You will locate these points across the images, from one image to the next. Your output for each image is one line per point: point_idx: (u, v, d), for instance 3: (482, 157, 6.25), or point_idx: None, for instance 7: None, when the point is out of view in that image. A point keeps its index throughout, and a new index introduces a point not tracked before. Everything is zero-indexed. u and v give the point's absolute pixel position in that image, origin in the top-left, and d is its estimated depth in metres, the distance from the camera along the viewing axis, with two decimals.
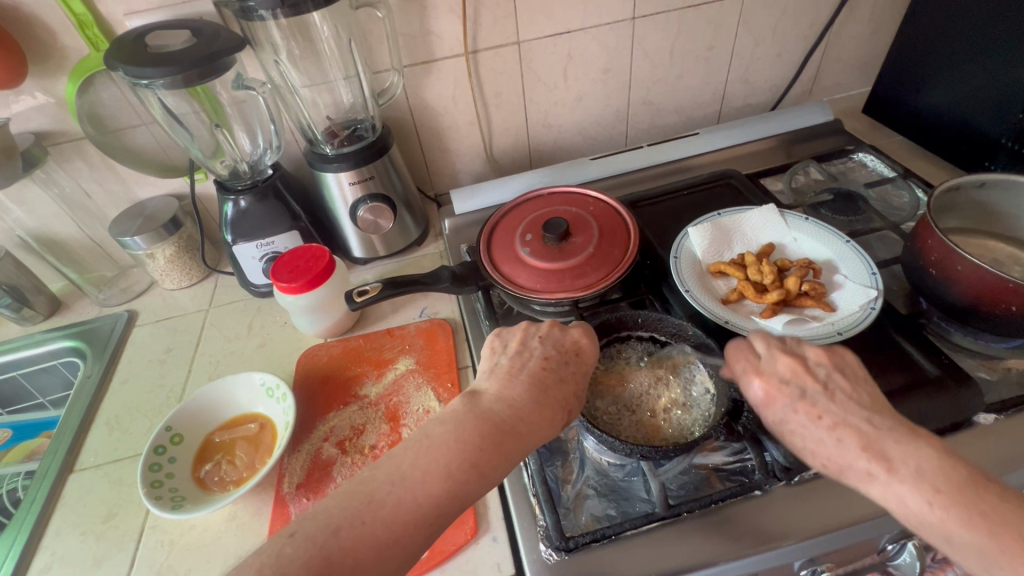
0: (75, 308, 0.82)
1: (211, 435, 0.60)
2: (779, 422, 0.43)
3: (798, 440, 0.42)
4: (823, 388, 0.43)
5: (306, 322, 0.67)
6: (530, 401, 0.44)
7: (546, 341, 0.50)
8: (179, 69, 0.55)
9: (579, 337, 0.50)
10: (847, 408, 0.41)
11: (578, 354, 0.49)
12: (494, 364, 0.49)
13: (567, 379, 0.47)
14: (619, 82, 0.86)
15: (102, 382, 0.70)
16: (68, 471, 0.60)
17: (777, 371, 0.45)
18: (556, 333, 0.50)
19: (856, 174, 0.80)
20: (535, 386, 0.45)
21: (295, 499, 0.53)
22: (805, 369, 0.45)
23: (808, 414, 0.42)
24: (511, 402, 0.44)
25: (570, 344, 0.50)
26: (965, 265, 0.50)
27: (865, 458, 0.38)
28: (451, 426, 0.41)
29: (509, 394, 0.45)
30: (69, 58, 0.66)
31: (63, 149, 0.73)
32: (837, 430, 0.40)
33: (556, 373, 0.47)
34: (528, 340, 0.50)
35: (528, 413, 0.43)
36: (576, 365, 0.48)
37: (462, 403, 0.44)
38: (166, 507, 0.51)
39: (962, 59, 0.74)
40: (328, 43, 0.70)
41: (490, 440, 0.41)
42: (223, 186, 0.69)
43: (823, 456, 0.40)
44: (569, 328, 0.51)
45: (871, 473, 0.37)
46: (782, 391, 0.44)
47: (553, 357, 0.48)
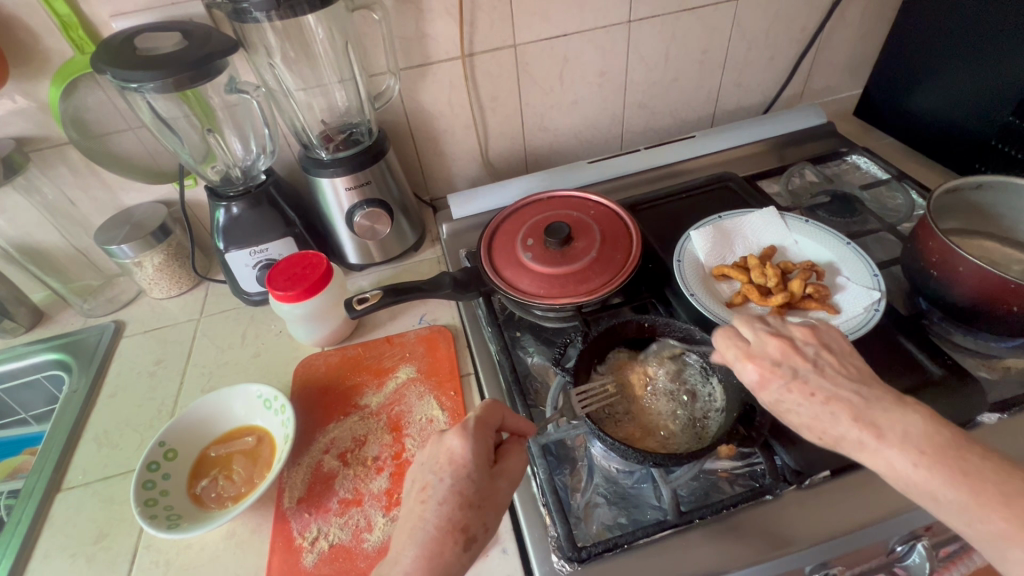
0: (58, 319, 0.79)
1: (206, 449, 0.58)
2: (775, 402, 0.41)
3: (794, 417, 0.40)
4: (813, 365, 0.40)
5: (304, 331, 0.66)
6: (421, 547, 0.40)
7: (425, 465, 0.44)
8: (171, 73, 0.53)
9: (450, 447, 0.43)
10: (838, 381, 0.39)
11: (455, 467, 0.43)
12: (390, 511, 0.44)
13: (452, 496, 0.42)
14: (615, 85, 0.86)
15: (89, 396, 0.67)
16: (55, 490, 0.58)
17: (767, 352, 0.41)
18: (430, 451, 0.44)
19: (850, 176, 0.80)
20: (412, 532, 0.41)
21: (295, 514, 0.52)
22: (795, 348, 0.41)
23: (801, 392, 0.39)
24: (399, 559, 0.40)
25: (444, 458, 0.43)
26: (967, 266, 0.51)
27: (857, 427, 0.36)
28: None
29: (401, 544, 0.40)
30: (52, 62, 0.64)
31: (45, 155, 0.70)
32: (830, 403, 0.38)
33: (437, 500, 0.42)
34: (413, 470, 0.45)
35: (426, 561, 0.39)
36: (458, 476, 0.42)
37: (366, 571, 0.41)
38: (162, 527, 0.49)
39: (952, 63, 0.76)
40: (322, 45, 0.69)
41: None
42: (215, 193, 0.67)
43: (819, 430, 0.39)
44: (443, 438, 0.45)
45: (863, 442, 0.36)
46: (776, 372, 0.40)
47: (430, 483, 0.43)
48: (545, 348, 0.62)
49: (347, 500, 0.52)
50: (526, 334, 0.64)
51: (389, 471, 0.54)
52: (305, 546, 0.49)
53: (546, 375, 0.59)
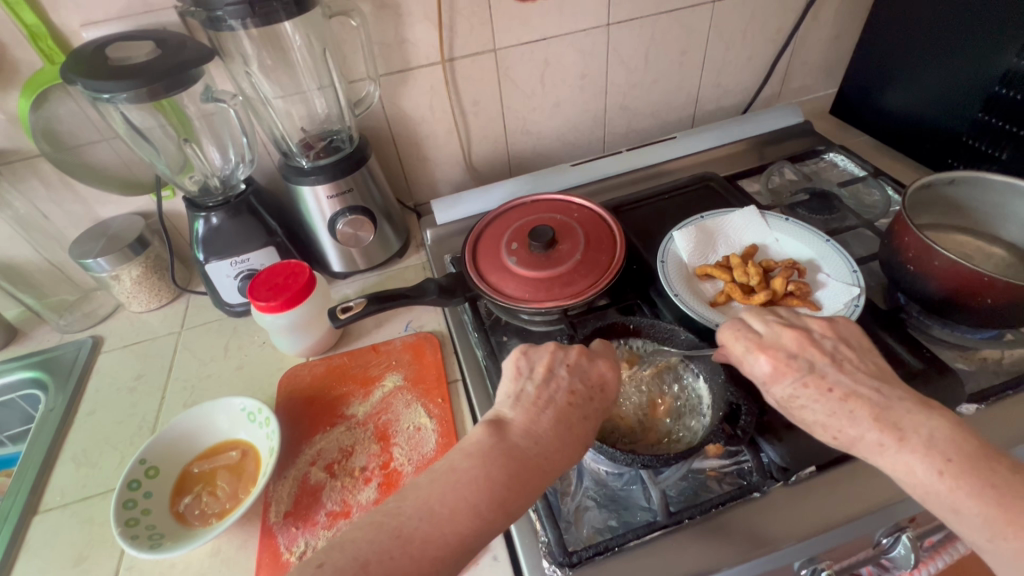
0: (32, 336, 0.77)
1: (189, 466, 0.57)
2: (788, 398, 0.43)
3: (809, 414, 0.42)
4: (831, 360, 0.43)
5: (288, 341, 0.65)
6: (554, 437, 0.41)
7: (574, 371, 0.45)
8: (145, 82, 0.53)
9: (605, 371, 0.46)
10: (856, 379, 0.41)
11: (603, 389, 0.45)
12: (519, 390, 0.45)
13: (591, 415, 0.43)
14: (596, 88, 0.86)
15: (67, 414, 0.66)
16: (31, 513, 0.56)
17: (784, 345, 0.45)
18: (584, 363, 0.46)
19: (828, 174, 0.82)
20: (559, 419, 0.42)
21: (282, 529, 0.51)
22: (812, 341, 0.45)
23: (818, 388, 0.41)
24: (537, 437, 0.41)
25: (596, 379, 0.45)
26: (942, 260, 0.52)
27: (878, 428, 0.37)
28: (481, 460, 0.39)
29: (535, 429, 0.41)
30: (20, 73, 0.63)
31: (16, 168, 0.69)
32: (848, 402, 0.40)
33: (582, 410, 0.43)
34: (556, 367, 0.46)
35: (552, 447, 0.40)
36: (601, 401, 0.45)
37: (487, 433, 0.41)
38: (144, 547, 0.48)
39: (923, 61, 0.77)
40: (300, 52, 0.68)
41: (518, 478, 0.38)
42: (193, 203, 0.66)
43: (835, 430, 0.40)
44: (596, 358, 0.47)
45: (882, 444, 0.37)
46: (792, 366, 0.43)
47: (580, 391, 0.44)
48: None
49: (335, 512, 0.51)
50: (513, 338, 0.63)
51: (376, 482, 0.53)
52: (293, 560, 0.48)
53: None
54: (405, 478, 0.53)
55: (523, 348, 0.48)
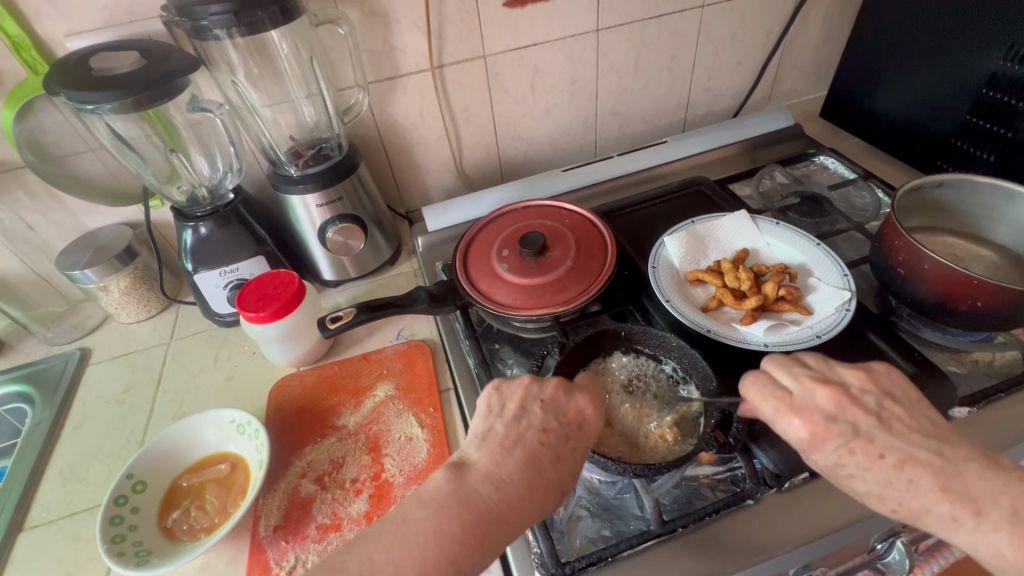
0: (20, 349, 0.76)
1: (177, 479, 0.56)
2: (833, 465, 0.39)
3: (859, 484, 0.39)
4: (877, 421, 0.39)
5: (278, 352, 0.64)
6: (519, 483, 0.39)
7: (549, 408, 0.43)
8: (129, 93, 0.52)
9: (584, 407, 0.44)
10: (910, 440, 0.38)
11: (580, 427, 0.43)
12: (487, 428, 0.43)
13: (566, 457, 0.41)
14: (587, 93, 0.86)
15: (54, 428, 0.65)
16: (17, 530, 0.55)
17: (820, 407, 0.40)
18: (560, 398, 0.44)
19: (819, 177, 0.82)
20: (526, 464, 0.40)
21: (272, 543, 0.50)
22: (851, 399, 0.40)
23: (867, 454, 0.38)
24: (501, 483, 0.39)
25: (573, 416, 0.43)
26: (931, 263, 0.52)
27: (947, 502, 0.35)
28: (432, 511, 0.37)
29: (498, 474, 0.40)
30: (4, 83, 0.62)
31: (1, 179, 0.68)
32: (905, 469, 0.37)
33: (553, 451, 0.41)
34: (529, 403, 0.44)
35: (516, 495, 0.39)
36: (578, 440, 0.43)
37: (446, 479, 0.39)
38: (130, 564, 0.47)
39: (911, 65, 0.78)
40: (288, 60, 0.68)
41: (472, 532, 0.37)
42: (181, 213, 0.66)
43: (893, 501, 0.37)
44: (575, 393, 0.45)
45: (956, 519, 0.35)
46: (833, 431, 0.39)
47: (553, 430, 0.42)
48: (524, 359, 0.61)
49: (325, 525, 0.51)
50: (505, 346, 0.63)
51: (368, 493, 0.53)
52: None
53: None
54: (396, 490, 0.53)
55: (496, 381, 0.46)
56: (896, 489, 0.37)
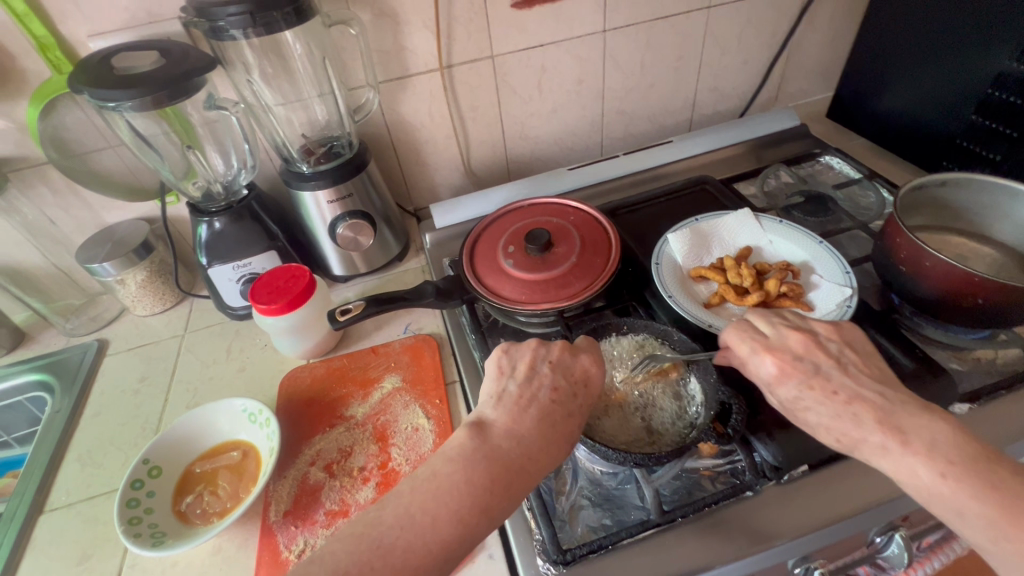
0: (40, 339, 0.78)
1: (191, 466, 0.58)
2: (793, 399, 0.43)
3: (813, 416, 0.42)
4: (836, 363, 0.43)
5: (288, 343, 0.66)
6: (538, 436, 0.41)
7: (557, 368, 0.46)
8: (149, 91, 0.54)
9: (589, 366, 0.46)
10: (861, 382, 0.41)
11: (586, 384, 0.45)
12: (501, 390, 0.45)
13: (576, 412, 0.44)
14: (593, 93, 0.87)
15: (72, 416, 0.67)
16: (38, 512, 0.57)
17: (789, 348, 0.44)
18: (566, 359, 0.47)
19: (824, 176, 0.82)
20: (542, 419, 0.42)
21: (282, 528, 0.52)
22: (817, 344, 0.44)
23: (824, 391, 0.41)
24: (520, 438, 0.41)
25: (579, 374, 0.46)
26: (933, 260, 0.52)
27: (881, 431, 0.37)
28: (462, 464, 0.39)
29: (519, 429, 0.41)
30: (30, 82, 0.64)
31: (25, 175, 0.70)
32: (852, 405, 0.40)
33: (565, 407, 0.44)
34: (538, 364, 0.46)
35: (535, 447, 0.41)
36: (585, 397, 0.45)
37: (468, 435, 0.41)
38: (146, 545, 0.49)
39: (916, 65, 0.78)
40: (301, 61, 0.69)
41: (499, 481, 0.38)
42: (196, 208, 0.68)
43: (838, 432, 0.40)
44: (581, 354, 0.47)
45: (886, 447, 0.37)
46: (797, 368, 0.43)
47: (563, 388, 0.44)
48: None
49: (334, 511, 0.52)
50: (510, 340, 0.64)
51: (375, 481, 0.54)
52: (292, 559, 0.49)
53: None
54: (402, 478, 0.54)
55: (506, 346, 0.49)
56: (844, 422, 0.40)
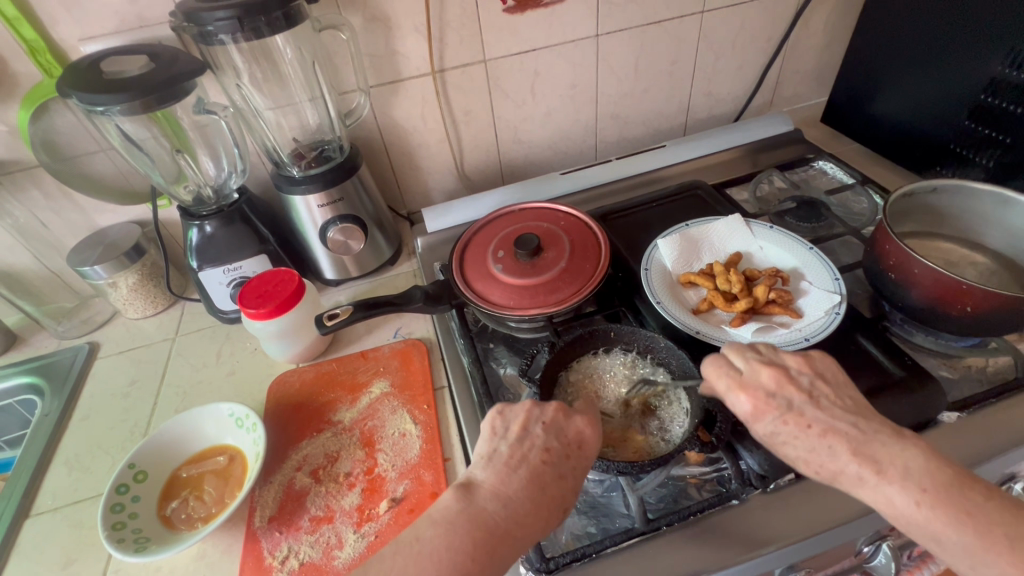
0: (32, 342, 0.78)
1: (178, 470, 0.57)
2: (771, 435, 0.42)
3: (791, 450, 0.41)
4: (809, 396, 0.42)
5: (277, 348, 0.66)
6: (525, 501, 0.40)
7: (550, 430, 0.45)
8: (137, 95, 0.54)
9: (583, 427, 0.45)
10: (833, 414, 0.41)
11: (580, 446, 0.44)
12: (492, 450, 0.44)
13: (567, 474, 0.43)
14: (586, 97, 0.87)
15: (62, 419, 0.67)
16: (24, 516, 0.57)
17: (762, 383, 0.43)
18: (560, 420, 0.45)
19: (817, 182, 0.82)
20: (531, 484, 0.41)
21: (266, 533, 0.51)
22: (789, 379, 0.43)
23: (798, 425, 0.41)
24: (507, 501, 0.40)
25: (573, 436, 0.45)
26: (921, 268, 0.52)
27: (856, 462, 0.38)
28: (443, 529, 0.38)
29: (505, 492, 0.41)
30: (20, 85, 0.64)
31: (16, 178, 0.70)
32: (827, 437, 0.39)
33: (557, 469, 0.42)
34: (531, 425, 0.45)
35: (524, 514, 0.40)
36: (578, 459, 0.44)
37: (454, 498, 0.40)
38: (129, 550, 0.49)
39: (910, 71, 0.78)
40: (292, 65, 0.69)
41: (482, 549, 0.38)
42: (187, 212, 0.68)
43: (816, 465, 0.40)
44: (574, 414, 0.46)
45: (863, 477, 0.37)
46: (771, 404, 0.42)
47: (555, 449, 0.43)
48: (517, 358, 0.62)
49: (318, 518, 0.52)
50: (499, 345, 0.64)
51: (360, 487, 0.54)
52: (275, 565, 0.49)
53: (517, 386, 0.59)
54: (388, 484, 0.54)
55: (501, 406, 0.48)
56: (820, 455, 0.39)
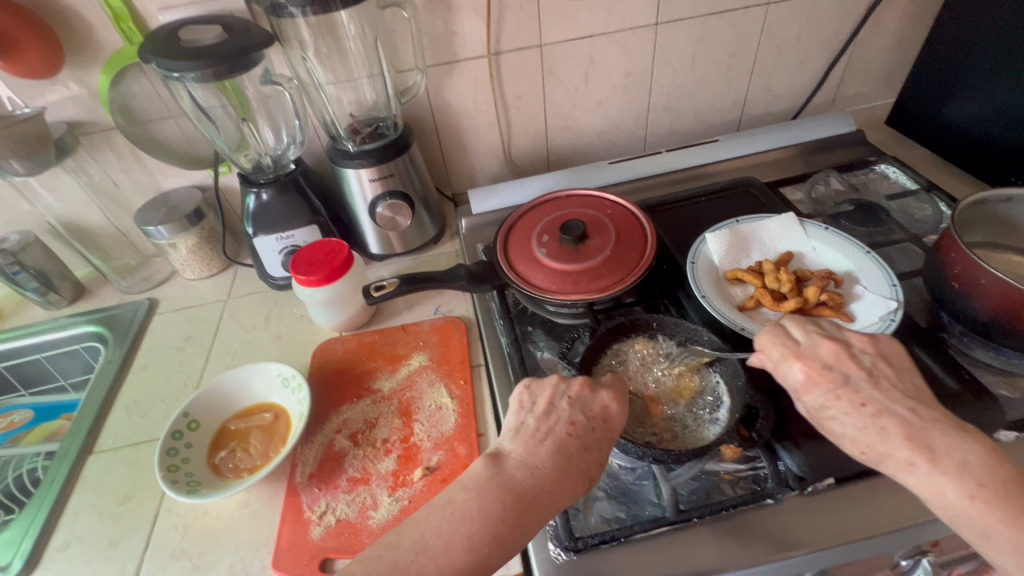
0: (97, 294, 0.83)
1: (227, 423, 0.61)
2: (819, 408, 0.42)
3: (838, 426, 0.41)
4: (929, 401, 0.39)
5: (323, 315, 0.68)
6: (552, 470, 0.41)
7: (575, 403, 0.45)
8: (211, 63, 0.56)
9: (609, 402, 0.45)
10: (892, 396, 0.40)
11: (605, 421, 0.44)
12: (520, 423, 0.44)
13: (592, 447, 0.43)
14: (640, 87, 0.86)
15: (122, 367, 0.71)
16: (88, 452, 0.62)
17: (820, 356, 0.43)
18: (585, 395, 0.45)
19: (877, 186, 0.79)
20: (557, 453, 0.42)
21: (306, 489, 0.54)
22: (849, 355, 0.43)
23: (851, 401, 0.40)
24: (535, 470, 0.41)
25: (598, 410, 0.45)
26: (989, 278, 0.50)
27: (909, 448, 0.37)
28: (475, 494, 0.39)
29: (532, 461, 0.41)
30: (103, 52, 0.68)
31: (93, 139, 0.75)
32: (881, 418, 0.39)
33: (581, 441, 0.43)
34: (557, 399, 0.45)
35: (549, 481, 0.40)
36: (603, 433, 0.44)
37: (484, 466, 0.41)
38: (182, 491, 0.52)
39: (988, 73, 0.74)
40: (353, 41, 0.71)
41: (513, 513, 0.38)
42: (247, 179, 0.71)
43: (864, 444, 0.39)
44: (601, 389, 0.46)
45: (913, 463, 0.37)
46: (826, 376, 0.42)
47: (580, 422, 0.44)
48: (554, 342, 0.62)
49: (355, 479, 0.54)
50: (538, 329, 0.64)
51: (396, 454, 0.56)
52: (314, 519, 0.51)
53: (554, 369, 0.59)
54: (423, 453, 0.56)
55: (526, 381, 0.48)
56: (870, 435, 0.39)
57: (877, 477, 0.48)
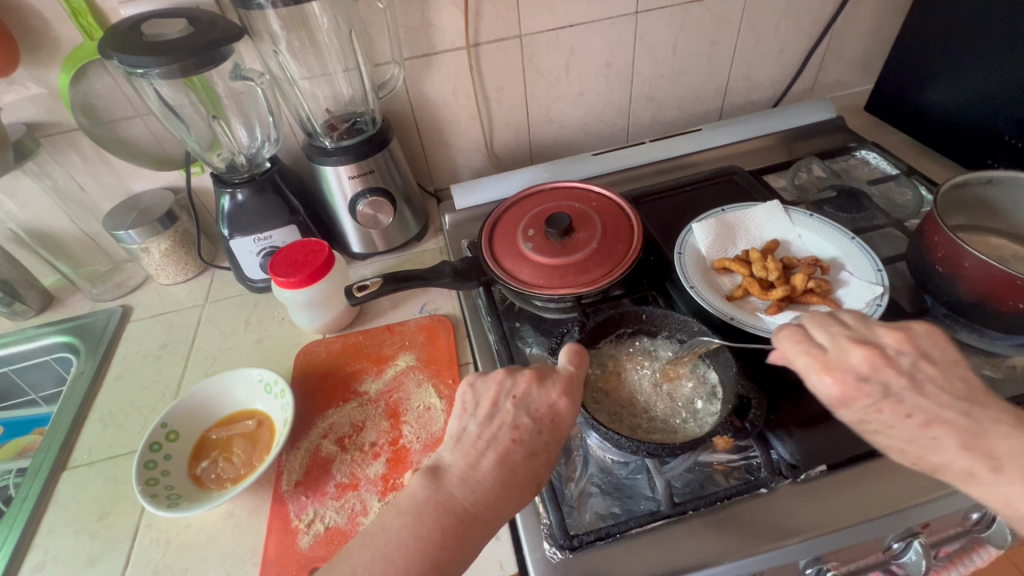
0: (67, 303, 0.80)
1: (207, 432, 0.59)
2: (860, 422, 0.40)
3: (883, 440, 0.40)
4: (910, 382, 0.39)
5: (305, 317, 0.66)
6: (494, 481, 0.40)
7: (519, 404, 0.43)
8: (176, 59, 0.54)
9: (556, 401, 0.43)
10: (941, 401, 0.38)
11: (553, 422, 0.42)
12: (461, 429, 0.43)
13: (539, 451, 0.41)
14: (621, 77, 0.85)
15: (96, 378, 0.69)
16: (61, 468, 0.59)
17: (852, 366, 0.40)
18: (531, 393, 0.43)
19: (858, 171, 0.79)
20: (500, 464, 0.40)
21: (293, 496, 0.52)
22: (885, 360, 0.40)
23: (894, 412, 0.39)
24: (476, 485, 0.39)
25: (544, 411, 0.43)
26: (973, 261, 0.50)
27: (967, 457, 0.36)
28: (410, 519, 0.38)
29: (472, 475, 0.40)
30: (62, 48, 0.65)
31: (55, 141, 0.72)
32: (930, 428, 0.38)
33: (527, 447, 0.41)
34: (501, 399, 0.43)
35: (491, 495, 0.39)
36: (550, 436, 0.42)
37: (422, 484, 0.40)
38: (162, 505, 0.50)
39: (964, 58, 0.74)
40: (327, 34, 0.69)
41: (450, 536, 0.38)
42: (220, 179, 0.68)
43: (915, 456, 0.39)
44: (547, 383, 0.43)
45: (973, 474, 0.36)
46: (861, 391, 0.39)
47: (525, 426, 0.42)
48: (544, 338, 0.62)
49: (344, 484, 0.53)
50: (526, 325, 0.63)
51: (385, 457, 0.54)
52: (301, 528, 0.50)
53: (544, 365, 0.58)
54: (412, 456, 0.54)
55: (472, 377, 0.46)
56: (919, 446, 0.38)
57: (868, 462, 0.48)
